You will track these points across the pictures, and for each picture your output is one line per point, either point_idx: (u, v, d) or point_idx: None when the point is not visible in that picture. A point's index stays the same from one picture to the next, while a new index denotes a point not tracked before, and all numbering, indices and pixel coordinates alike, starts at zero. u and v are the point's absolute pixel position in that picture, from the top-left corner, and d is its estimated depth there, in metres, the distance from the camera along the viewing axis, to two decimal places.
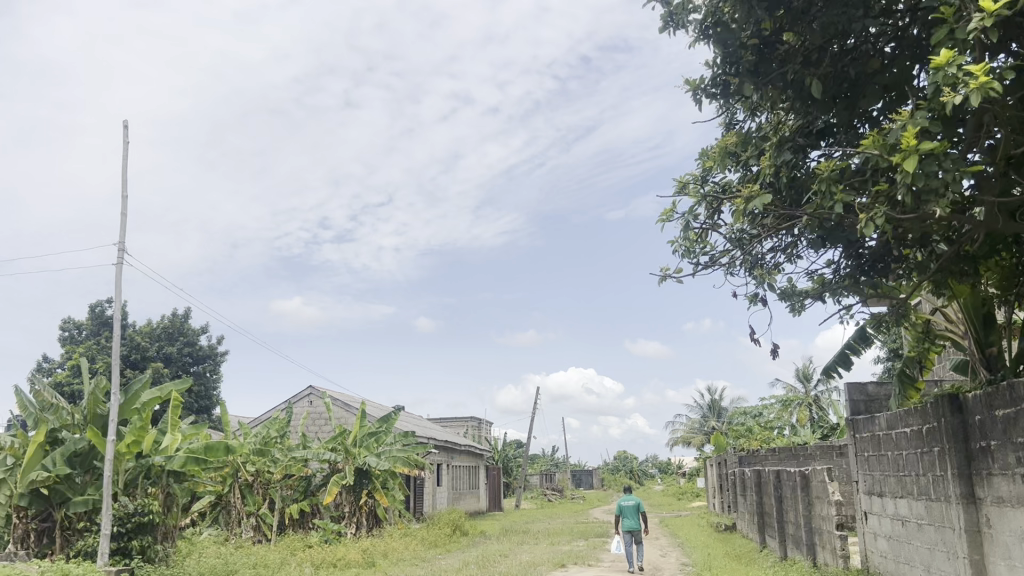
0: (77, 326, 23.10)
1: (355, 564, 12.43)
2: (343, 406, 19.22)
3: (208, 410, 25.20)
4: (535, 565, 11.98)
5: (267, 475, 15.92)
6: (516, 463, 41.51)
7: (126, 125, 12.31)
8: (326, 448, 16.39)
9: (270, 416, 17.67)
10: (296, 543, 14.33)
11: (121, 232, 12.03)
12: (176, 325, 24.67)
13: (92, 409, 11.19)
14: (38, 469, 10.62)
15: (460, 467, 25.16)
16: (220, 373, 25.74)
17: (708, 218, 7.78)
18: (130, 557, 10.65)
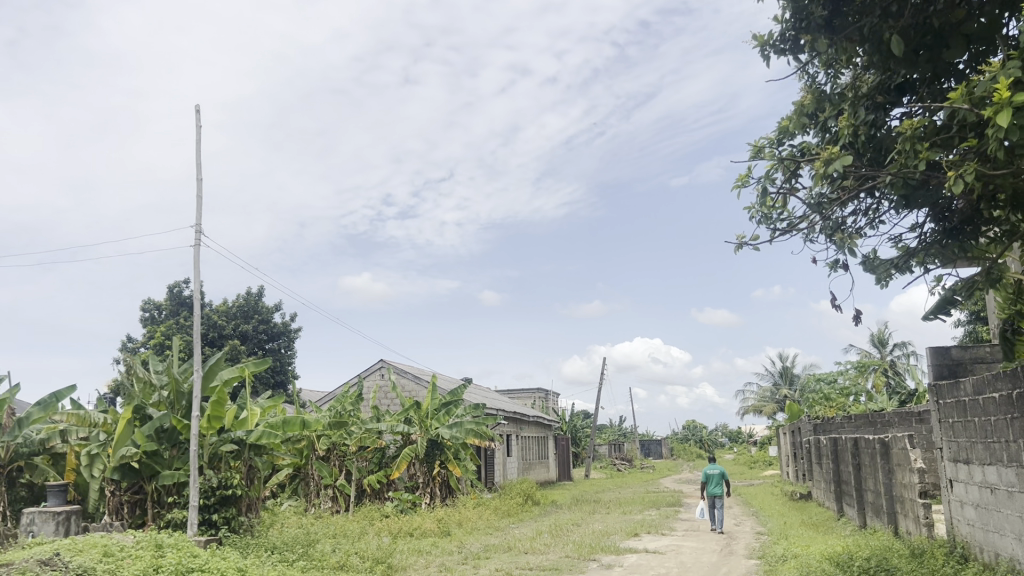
0: (157, 307, 23.88)
1: (431, 533, 12.67)
2: (412, 378, 19.51)
3: (284, 385, 25.85)
4: (609, 534, 12.03)
5: (343, 447, 16.36)
6: (585, 434, 41.52)
7: (198, 109, 12.56)
8: (398, 420, 16.65)
9: (342, 390, 18.11)
10: (372, 513, 14.68)
11: (198, 214, 12.36)
12: (250, 304, 25.31)
13: (177, 385, 11.59)
14: (128, 444, 11.13)
15: (530, 438, 25.35)
16: (294, 349, 26.34)
17: (786, 182, 7.58)
18: (216, 528, 11.07)
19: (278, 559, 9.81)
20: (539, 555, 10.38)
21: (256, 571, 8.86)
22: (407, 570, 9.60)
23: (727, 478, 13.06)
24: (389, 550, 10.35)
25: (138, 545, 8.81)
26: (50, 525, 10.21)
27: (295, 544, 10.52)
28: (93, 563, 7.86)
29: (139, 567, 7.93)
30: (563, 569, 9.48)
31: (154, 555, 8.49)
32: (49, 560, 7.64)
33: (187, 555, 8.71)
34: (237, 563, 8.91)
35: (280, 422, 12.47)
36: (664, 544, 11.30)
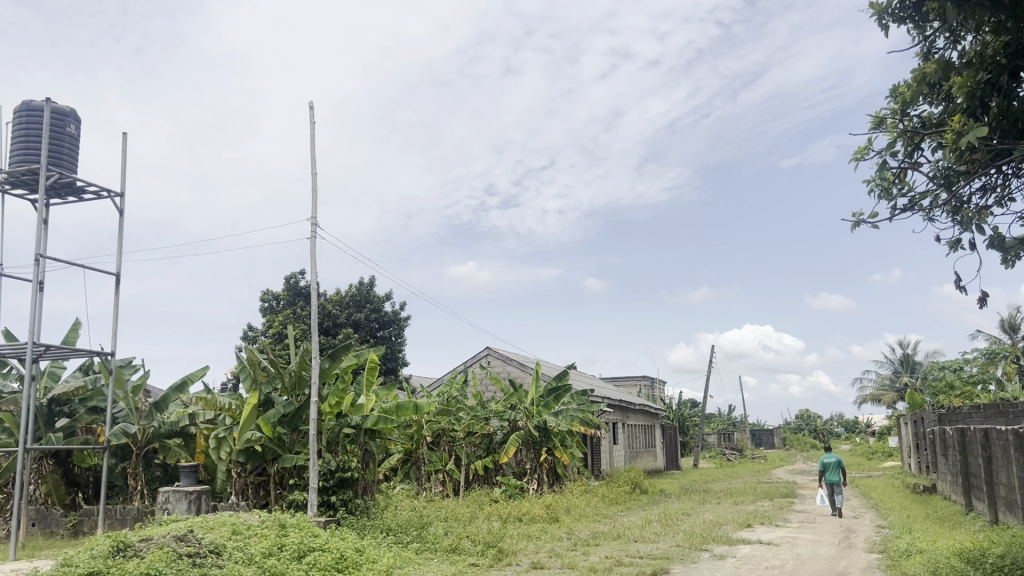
0: (276, 297, 24.94)
1: (539, 519, 12.77)
2: (517, 366, 19.67)
3: (395, 372, 26.49)
4: (721, 525, 11.84)
5: (451, 433, 16.69)
6: (693, 422, 40.91)
7: (311, 106, 13.02)
8: (505, 406, 16.82)
9: (449, 376, 18.47)
10: (481, 498, 14.92)
11: (313, 208, 12.86)
12: (362, 293, 26.06)
13: (298, 372, 12.04)
14: (252, 428, 11.75)
15: (636, 426, 25.18)
16: (404, 337, 26.96)
17: (907, 156, 7.25)
18: (334, 509, 11.53)
19: (392, 541, 10.12)
20: (650, 544, 10.31)
21: (372, 552, 9.18)
22: (518, 555, 9.70)
23: (845, 466, 13.49)
24: (499, 535, 10.46)
25: (264, 524, 9.25)
26: (183, 503, 10.84)
27: (408, 526, 10.80)
28: (222, 540, 8.30)
29: (265, 545, 8.34)
30: (674, 558, 9.39)
31: (278, 535, 8.90)
32: (184, 536, 8.12)
33: (308, 535, 9.10)
34: (355, 544, 9.25)
35: (394, 408, 12.82)
36: (779, 536, 11.02)
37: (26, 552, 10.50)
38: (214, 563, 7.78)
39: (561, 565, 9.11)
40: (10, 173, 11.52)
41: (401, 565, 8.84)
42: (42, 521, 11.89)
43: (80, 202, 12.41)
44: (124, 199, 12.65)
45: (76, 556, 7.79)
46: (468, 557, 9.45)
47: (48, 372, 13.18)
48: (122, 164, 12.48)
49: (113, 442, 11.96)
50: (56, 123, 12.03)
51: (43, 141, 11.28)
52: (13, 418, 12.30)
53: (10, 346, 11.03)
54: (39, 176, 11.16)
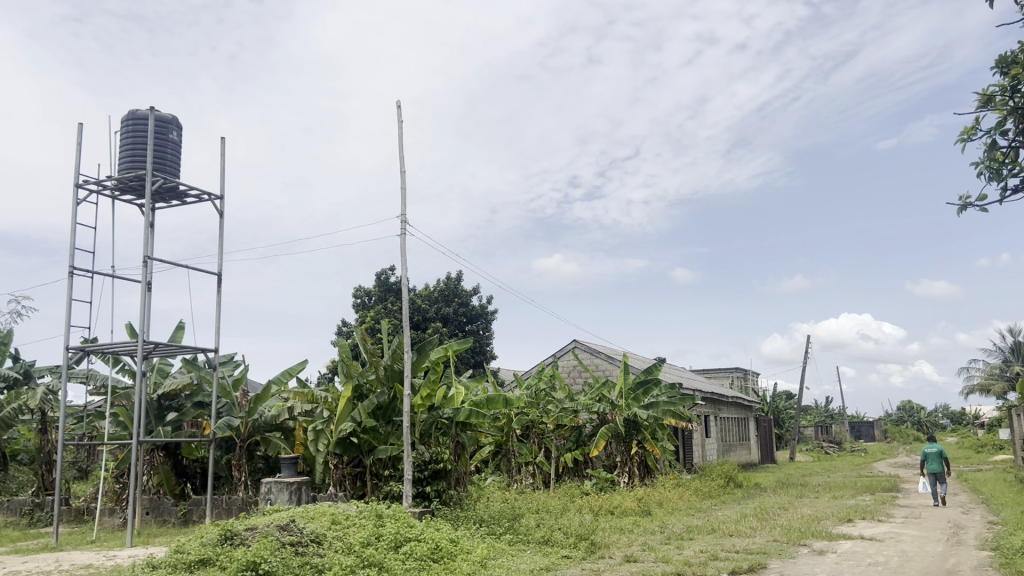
0: (367, 293, 25.54)
1: (631, 512, 12.70)
2: (605, 358, 19.57)
3: (484, 365, 26.70)
4: (820, 520, 11.51)
5: (541, 426, 16.79)
6: (788, 414, 39.88)
7: (399, 106, 13.33)
8: (593, 398, 16.83)
9: (537, 368, 18.56)
10: (573, 490, 14.93)
11: (402, 205, 13.13)
12: (450, 288, 26.43)
13: (392, 365, 12.29)
14: (348, 419, 12.03)
15: (729, 419, 24.70)
16: (492, 331, 27.14)
17: (1019, 135, 6.84)
18: (429, 500, 11.81)
19: (486, 532, 10.24)
20: (745, 538, 10.13)
21: (467, 543, 9.32)
22: (611, 548, 9.66)
23: (948, 456, 13.15)
24: (591, 527, 10.43)
25: (362, 514, 9.49)
26: (285, 494, 11.21)
27: (501, 518, 10.90)
28: (323, 530, 8.56)
29: (363, 535, 8.56)
30: (772, 553, 9.17)
31: (375, 525, 9.11)
32: (287, 525, 8.42)
33: (404, 525, 9.29)
34: (449, 534, 9.41)
35: (484, 401, 12.94)
36: (883, 531, 10.63)
37: (141, 539, 11.07)
38: (316, 552, 8.04)
39: (654, 559, 9.01)
40: (119, 180, 12.14)
41: (495, 556, 8.95)
42: (154, 510, 12.49)
43: (184, 206, 12.98)
44: (224, 202, 13.17)
45: (188, 543, 8.20)
46: (561, 549, 9.47)
47: (157, 368, 13.87)
48: (222, 168, 12.97)
49: (219, 434, 12.49)
50: (160, 130, 12.60)
51: (148, 148, 11.84)
52: (127, 412, 13.01)
53: (124, 344, 11.66)
54: (146, 182, 11.71)
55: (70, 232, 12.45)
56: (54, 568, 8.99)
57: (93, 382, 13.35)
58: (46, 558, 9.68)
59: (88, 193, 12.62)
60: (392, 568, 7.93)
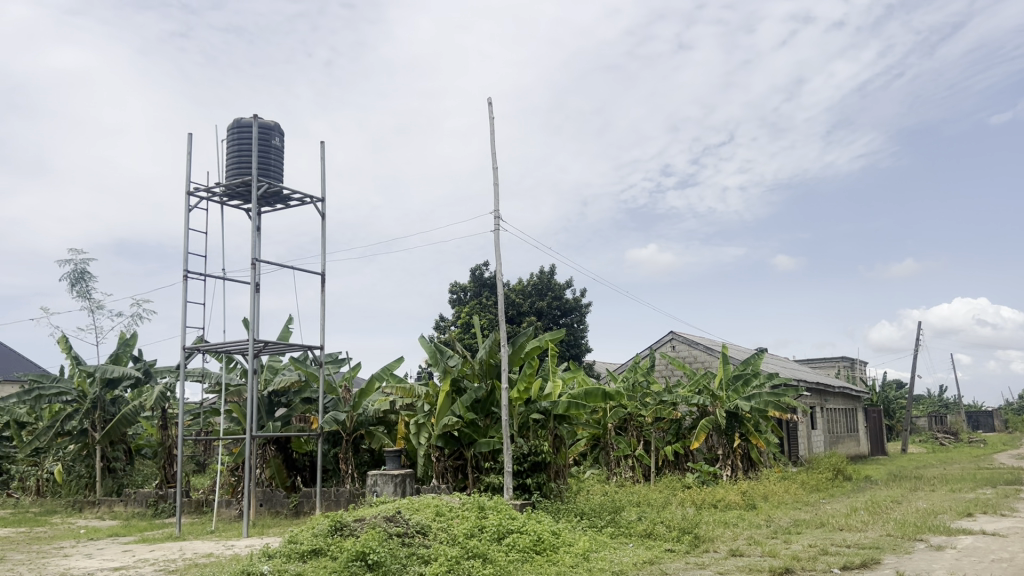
0: (463, 289, 25.89)
1: (736, 506, 12.45)
2: (704, 349, 19.24)
3: (579, 358, 26.60)
4: (937, 514, 10.99)
5: (639, 419, 16.68)
6: (900, 404, 38.23)
7: (489, 102, 13.43)
8: (692, 391, 16.57)
9: (633, 361, 18.46)
10: (674, 483, 14.80)
11: (496, 200, 13.27)
12: (544, 281, 26.50)
13: (488, 360, 12.46)
14: (449, 414, 12.29)
15: (836, 410, 23.89)
16: (587, 324, 27.03)
17: None
18: (530, 492, 11.97)
19: (587, 525, 10.25)
20: (857, 533, 9.80)
21: (568, 535, 9.36)
22: (716, 542, 9.50)
23: None
24: (694, 521, 10.29)
25: (464, 506, 9.65)
26: (390, 486, 11.50)
27: (602, 511, 10.87)
28: (428, 521, 8.75)
29: (467, 526, 8.71)
30: (885, 548, 8.84)
31: (478, 517, 9.26)
32: (393, 517, 8.65)
33: (506, 517, 9.40)
34: (551, 527, 9.46)
35: (583, 394, 12.91)
36: (1007, 527, 10.08)
37: (256, 530, 11.60)
38: (422, 543, 8.23)
39: (761, 553, 8.82)
40: (227, 186, 12.69)
41: (598, 549, 8.95)
42: (268, 501, 13.08)
43: (287, 209, 13.45)
44: (325, 203, 13.56)
45: (301, 534, 8.55)
46: (664, 543, 9.38)
47: (267, 366, 14.44)
48: (322, 171, 13.36)
49: (326, 428, 12.95)
50: (263, 137, 13.09)
51: (253, 154, 12.33)
52: (240, 408, 13.60)
53: (235, 342, 12.15)
54: (252, 187, 12.19)
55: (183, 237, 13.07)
56: (179, 556, 9.51)
57: (209, 380, 14.01)
58: (171, 547, 10.25)
59: (198, 200, 13.22)
60: (495, 559, 8.03)
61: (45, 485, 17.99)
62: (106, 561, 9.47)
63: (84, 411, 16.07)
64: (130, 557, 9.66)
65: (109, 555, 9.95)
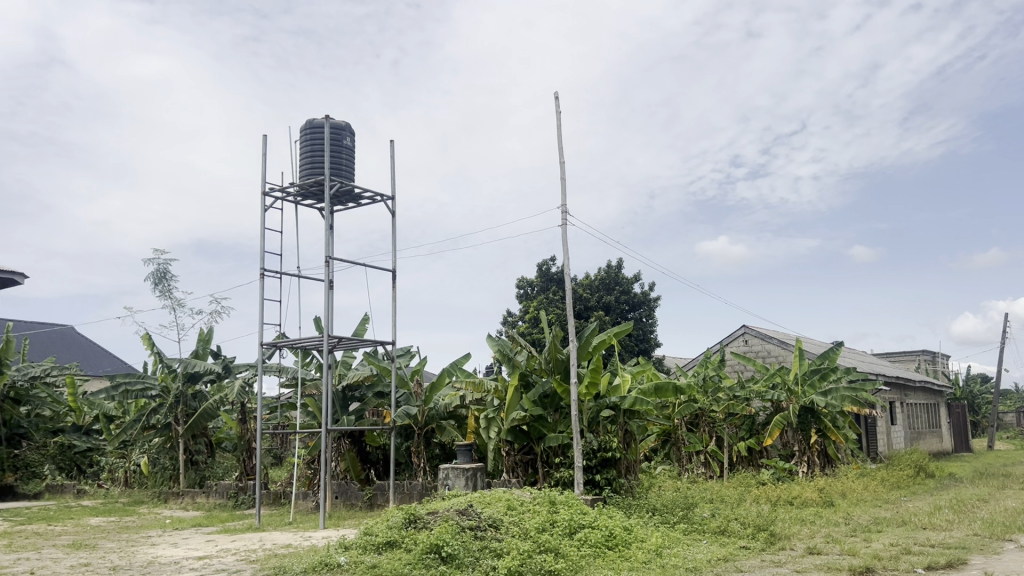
0: (530, 284, 25.94)
1: (813, 503, 12.19)
2: (777, 343, 18.88)
3: (648, 353, 26.38)
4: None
5: (711, 414, 16.42)
6: (985, 399, 36.74)
7: (557, 96, 13.44)
8: (766, 386, 16.34)
9: (704, 355, 18.24)
10: (748, 479, 14.55)
11: (563, 195, 13.28)
12: (612, 276, 26.35)
13: (556, 355, 12.46)
14: (517, 408, 12.32)
15: (917, 405, 23.14)
16: (655, 318, 26.77)
17: None
18: (600, 488, 11.96)
19: (659, 521, 10.18)
20: (941, 532, 9.48)
21: (640, 531, 9.31)
22: (792, 539, 9.31)
23: None
24: (770, 517, 10.12)
25: (536, 500, 9.67)
26: (461, 480, 11.61)
27: (674, 507, 10.77)
28: (500, 515, 8.80)
29: (538, 521, 8.73)
30: (972, 548, 8.52)
31: (549, 511, 9.27)
32: (465, 510, 8.73)
33: (577, 512, 9.39)
34: (623, 522, 9.42)
35: (652, 389, 12.79)
36: None
37: (332, 521, 11.87)
38: (495, 537, 8.29)
39: (840, 551, 8.62)
40: (301, 186, 12.98)
41: (670, 545, 8.88)
42: (343, 494, 13.33)
43: (359, 207, 13.68)
44: (395, 202, 13.75)
45: (377, 526, 8.71)
46: (738, 540, 9.24)
47: (341, 361, 14.76)
48: (393, 170, 13.53)
49: (398, 422, 13.13)
50: (335, 137, 13.33)
51: (325, 155, 12.59)
52: (315, 402, 13.90)
53: (310, 336, 12.36)
54: (325, 186, 12.45)
55: (260, 236, 13.40)
56: (259, 547, 9.79)
57: (286, 374, 14.38)
58: (252, 538, 10.56)
59: (273, 200, 13.56)
60: (567, 554, 8.04)
61: (132, 477, 18.74)
62: (191, 550, 9.82)
63: (168, 405, 16.74)
64: (214, 547, 10.00)
65: (194, 544, 10.31)
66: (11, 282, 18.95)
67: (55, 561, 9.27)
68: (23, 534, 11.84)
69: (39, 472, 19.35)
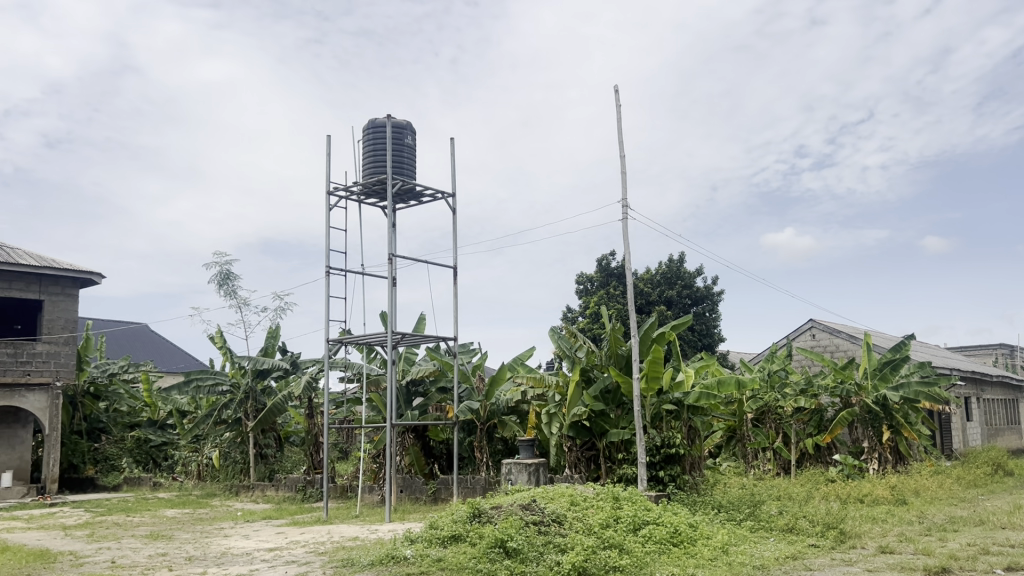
0: (589, 279, 25.86)
1: (884, 501, 11.88)
2: (846, 337, 18.44)
3: (712, 348, 26.05)
4: None
5: (778, 411, 16.18)
6: None
7: (616, 90, 13.36)
8: (835, 380, 15.97)
9: (770, 350, 17.94)
10: (816, 476, 14.26)
11: (624, 189, 13.20)
12: (673, 270, 26.06)
13: (617, 350, 12.40)
14: (579, 404, 12.33)
15: (994, 401, 22.35)
16: (719, 313, 26.42)
17: None
18: (664, 484, 11.87)
19: (725, 518, 10.05)
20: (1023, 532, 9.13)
21: (706, 528, 9.21)
22: (864, 538, 9.10)
23: None
24: (840, 515, 9.89)
25: (599, 496, 9.64)
26: (524, 475, 11.67)
27: (740, 504, 10.62)
28: (563, 510, 8.80)
29: (602, 517, 8.70)
30: None
31: (613, 507, 9.24)
32: (529, 505, 8.77)
33: (641, 508, 9.34)
34: (688, 519, 9.34)
35: (716, 384, 12.62)
36: None
37: (398, 515, 12.05)
38: (558, 532, 8.31)
39: (914, 551, 8.38)
40: (364, 185, 13.17)
41: (737, 543, 8.76)
42: (408, 488, 13.53)
43: (420, 205, 13.81)
44: (456, 199, 13.84)
45: (441, 519, 8.81)
46: (807, 538, 9.07)
47: (404, 357, 14.93)
48: (453, 167, 13.62)
49: (461, 417, 13.25)
50: (396, 136, 13.49)
51: (388, 154, 12.76)
52: (379, 397, 14.12)
53: (374, 334, 12.63)
54: (387, 185, 12.63)
55: (325, 235, 13.66)
56: (328, 539, 10.00)
57: (351, 370, 14.63)
58: (320, 530, 10.78)
59: (338, 199, 13.79)
60: (632, 550, 8.00)
61: (205, 470, 19.28)
62: (261, 542, 10.07)
63: (238, 401, 17.19)
64: (284, 539, 10.24)
65: (264, 536, 10.58)
66: (89, 283, 19.65)
67: (134, 550, 9.61)
68: (104, 525, 12.31)
69: (117, 465, 20.10)
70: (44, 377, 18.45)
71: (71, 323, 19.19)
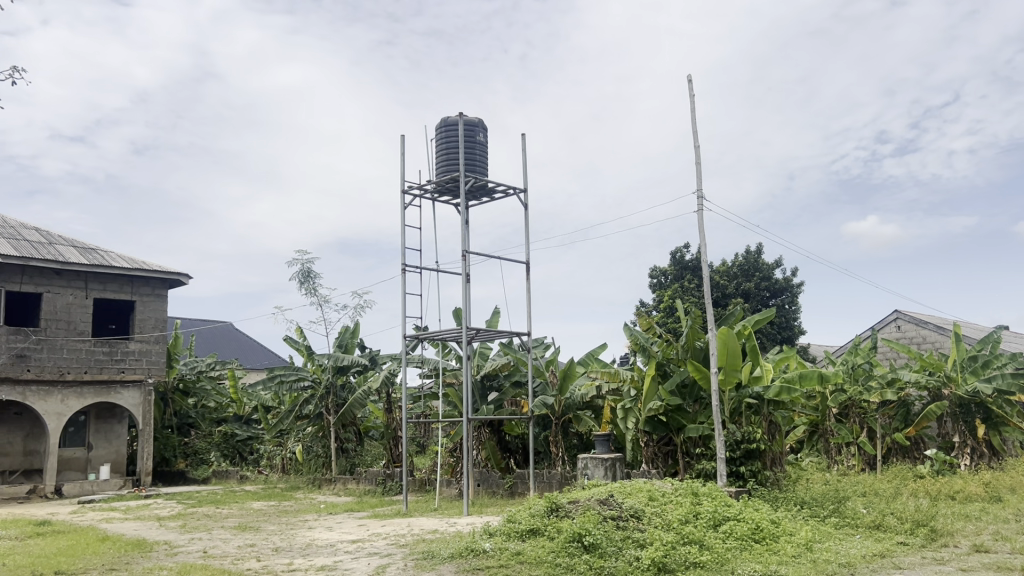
0: (664, 273, 25.61)
1: (977, 498, 11.44)
2: (933, 329, 17.80)
3: (792, 341, 25.50)
4: None
5: (862, 405, 15.76)
6: None
7: (689, 80, 13.16)
8: (922, 373, 15.43)
9: (853, 342, 17.49)
10: (904, 472, 13.83)
11: (698, 180, 13.02)
12: (750, 262, 25.58)
13: (693, 343, 12.25)
14: (655, 398, 12.17)
15: None
16: (799, 305, 25.85)
17: None
18: (744, 480, 11.68)
19: (809, 514, 9.83)
20: None
21: (789, 524, 9.01)
22: (956, 536, 8.78)
23: None
24: (930, 513, 9.55)
25: (678, 491, 9.56)
26: (600, 470, 11.65)
27: (824, 500, 10.36)
28: (642, 505, 8.75)
29: (682, 512, 8.61)
30: None
31: (692, 502, 9.13)
32: (606, 500, 8.76)
33: (722, 504, 9.21)
34: (770, 515, 9.16)
35: (797, 377, 12.34)
36: None
37: (475, 509, 12.17)
38: (637, 527, 8.25)
39: (1010, 551, 8.02)
40: (438, 183, 13.34)
41: (821, 539, 8.56)
42: (485, 482, 13.67)
43: (493, 201, 13.89)
44: (527, 194, 13.87)
45: (519, 513, 8.87)
46: (895, 535, 8.81)
47: (479, 352, 15.08)
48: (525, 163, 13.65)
49: (536, 412, 13.29)
50: (468, 133, 13.60)
51: (460, 151, 12.89)
52: (455, 392, 14.29)
53: (450, 330, 12.79)
54: (460, 182, 12.76)
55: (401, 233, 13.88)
56: (408, 532, 10.18)
57: (427, 365, 14.84)
58: (400, 523, 10.98)
59: (412, 197, 14.00)
60: (712, 546, 7.91)
61: (288, 464, 19.83)
62: (344, 534, 10.32)
63: (319, 396, 17.63)
64: (365, 531, 10.48)
65: (347, 528, 10.84)
66: (178, 283, 20.45)
67: (224, 541, 9.97)
68: (196, 517, 12.80)
69: (206, 459, 20.83)
70: (137, 374, 19.28)
71: (161, 322, 20.01)
